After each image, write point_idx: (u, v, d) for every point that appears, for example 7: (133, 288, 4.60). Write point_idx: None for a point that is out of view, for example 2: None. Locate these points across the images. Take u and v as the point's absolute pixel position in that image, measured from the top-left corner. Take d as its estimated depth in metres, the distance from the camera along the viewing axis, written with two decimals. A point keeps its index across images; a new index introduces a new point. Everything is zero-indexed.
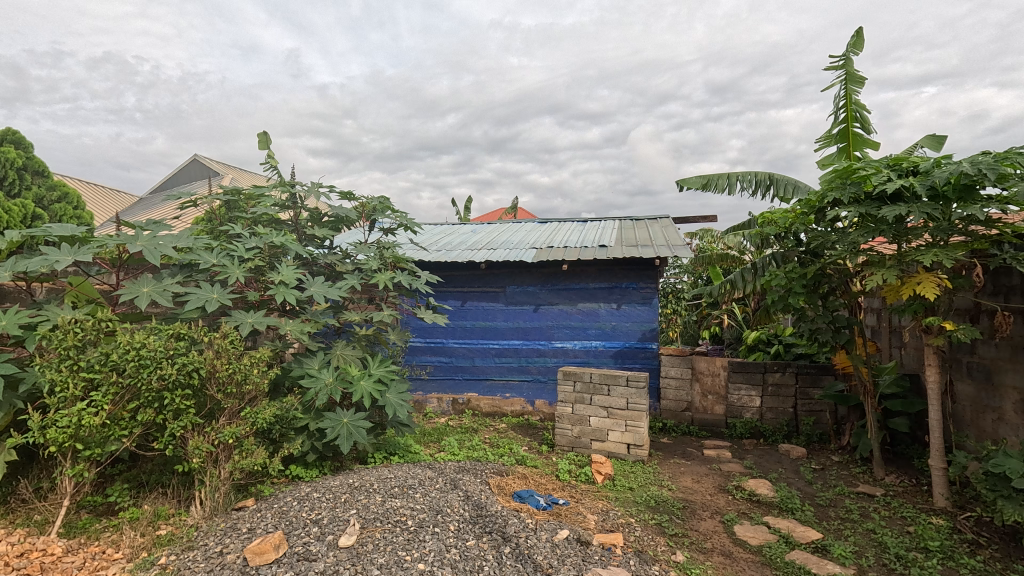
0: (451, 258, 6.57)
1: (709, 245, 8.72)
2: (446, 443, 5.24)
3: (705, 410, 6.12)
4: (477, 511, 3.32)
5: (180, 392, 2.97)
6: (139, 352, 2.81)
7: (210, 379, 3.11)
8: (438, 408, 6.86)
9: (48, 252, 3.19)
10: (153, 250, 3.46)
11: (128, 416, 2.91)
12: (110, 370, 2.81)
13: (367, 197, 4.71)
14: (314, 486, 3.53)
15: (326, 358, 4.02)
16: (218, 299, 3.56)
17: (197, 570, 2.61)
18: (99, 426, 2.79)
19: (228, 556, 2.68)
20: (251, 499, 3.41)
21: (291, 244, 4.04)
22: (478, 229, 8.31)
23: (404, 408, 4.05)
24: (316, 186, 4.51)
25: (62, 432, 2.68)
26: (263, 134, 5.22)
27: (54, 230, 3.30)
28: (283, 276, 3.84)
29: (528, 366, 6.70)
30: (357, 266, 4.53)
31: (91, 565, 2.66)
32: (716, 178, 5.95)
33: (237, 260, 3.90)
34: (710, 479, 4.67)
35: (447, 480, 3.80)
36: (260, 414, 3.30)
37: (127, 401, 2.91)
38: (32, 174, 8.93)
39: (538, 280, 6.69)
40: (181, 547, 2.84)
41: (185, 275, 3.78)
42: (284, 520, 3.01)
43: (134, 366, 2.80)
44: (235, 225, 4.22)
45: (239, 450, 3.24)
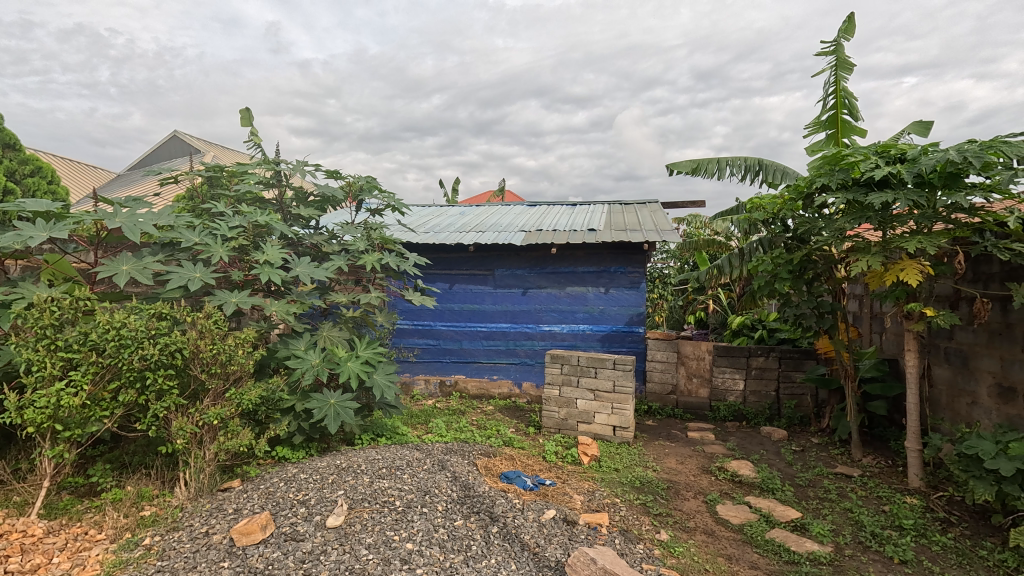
0: (439, 240, 6.51)
1: (696, 230, 8.78)
2: (434, 424, 5.26)
3: (689, 393, 6.21)
4: (465, 492, 3.34)
5: (163, 373, 2.91)
6: (120, 332, 2.74)
7: (194, 360, 3.05)
8: (425, 390, 6.86)
9: (22, 228, 3.06)
10: (132, 227, 3.35)
11: (109, 397, 2.84)
12: (90, 349, 2.74)
13: (354, 176, 4.62)
14: (301, 467, 3.51)
15: (312, 339, 3.98)
16: (201, 277, 3.46)
17: (183, 550, 2.59)
18: (78, 407, 2.72)
19: (214, 536, 2.67)
20: (237, 480, 3.38)
21: (276, 223, 3.94)
22: (467, 211, 8.25)
23: (391, 389, 4.02)
24: (302, 164, 4.41)
25: (40, 413, 2.61)
26: (246, 110, 5.08)
27: (28, 205, 3.18)
28: (267, 255, 3.76)
29: (516, 349, 6.71)
30: (344, 247, 4.47)
31: (73, 547, 2.63)
32: (705, 163, 5.95)
33: (220, 239, 3.79)
34: (694, 461, 4.76)
35: (435, 461, 3.81)
36: (245, 395, 3.24)
37: (107, 381, 2.83)
38: (3, 147, 8.59)
39: (526, 263, 6.67)
40: (165, 528, 2.81)
41: (166, 253, 3.68)
42: (271, 501, 2.99)
43: (115, 346, 2.73)
44: (217, 204, 4.11)
45: (224, 431, 3.20)
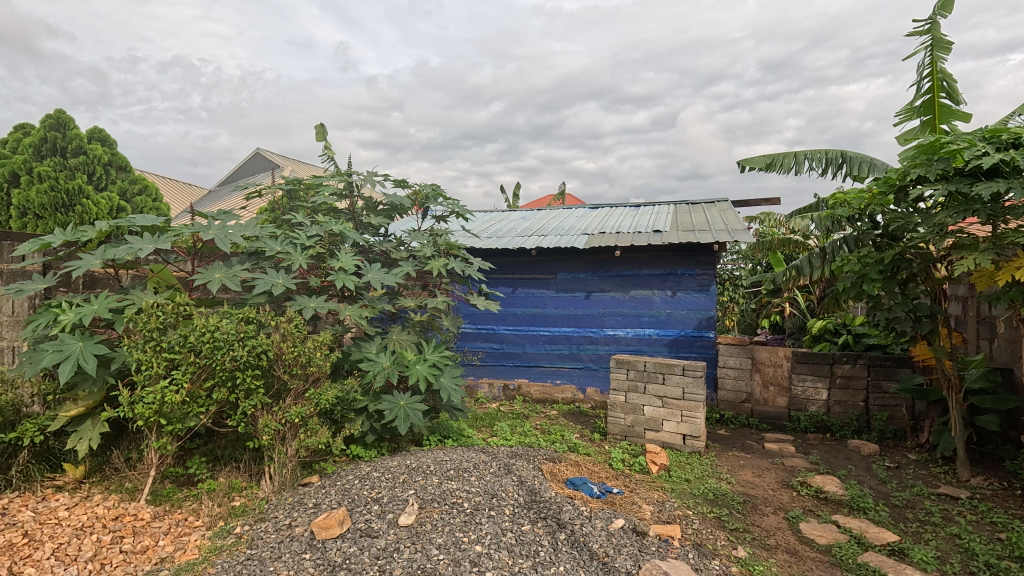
0: (502, 244, 6.56)
1: (770, 230, 8.30)
2: (498, 428, 5.29)
3: (765, 402, 5.86)
4: (531, 497, 3.32)
5: (250, 372, 3.12)
6: (214, 334, 2.97)
7: (277, 362, 3.25)
8: (489, 393, 6.93)
9: (132, 241, 3.38)
10: (223, 237, 3.63)
11: (205, 394, 3.07)
12: (188, 350, 2.98)
13: (420, 184, 4.76)
14: (373, 465, 3.64)
15: (383, 342, 4.13)
16: (284, 283, 3.68)
17: (269, 541, 2.75)
18: (179, 403, 2.97)
19: (297, 529, 2.82)
20: (316, 476, 3.55)
21: (349, 232, 4.13)
22: (528, 215, 8.27)
23: (457, 393, 4.09)
24: (372, 174, 4.59)
25: (148, 408, 2.87)
26: (320, 126, 5.37)
27: (137, 220, 3.51)
28: (342, 262, 3.95)
29: (579, 354, 6.63)
30: (411, 253, 4.61)
31: (175, 532, 2.87)
32: (781, 157, 5.61)
33: (300, 248, 4.02)
34: (772, 474, 4.47)
35: (501, 465, 3.83)
36: (323, 395, 3.41)
37: (203, 380, 3.07)
38: (117, 168, 9.59)
39: (589, 266, 6.58)
40: (254, 518, 3.00)
41: (252, 262, 3.93)
42: (347, 497, 3.12)
43: (209, 347, 2.96)
44: (297, 214, 4.36)
45: (304, 429, 3.37)
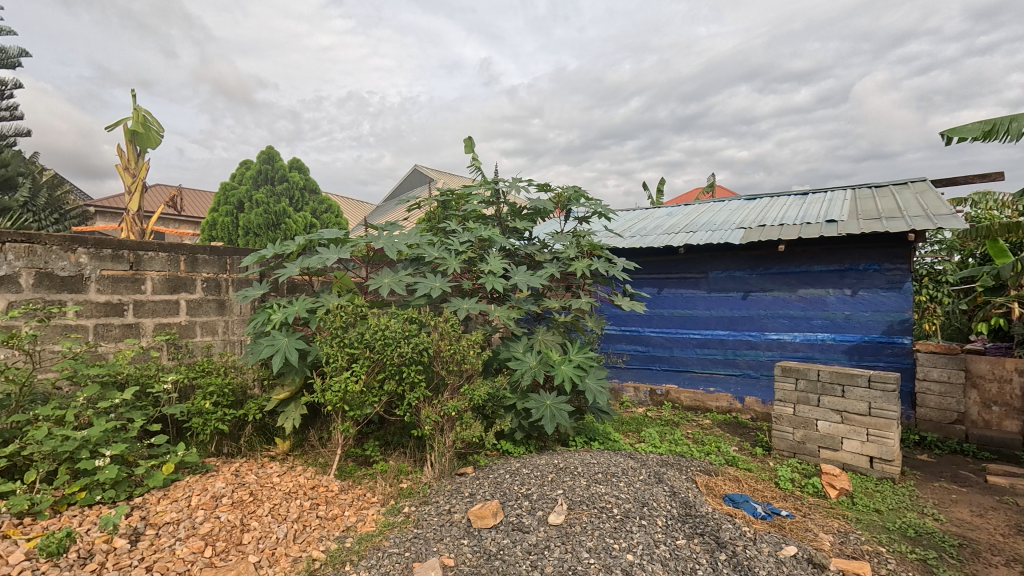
0: (647, 243, 6.31)
1: (987, 213, 6.73)
2: (646, 433, 5.08)
3: (986, 425, 4.74)
4: (685, 510, 3.12)
5: (414, 367, 3.42)
6: (384, 333, 3.32)
7: (436, 359, 3.54)
8: (635, 397, 6.70)
9: (322, 251, 3.93)
10: (390, 246, 4.07)
11: (378, 385, 3.43)
12: (364, 346, 3.36)
13: (562, 187, 4.80)
14: (523, 462, 3.76)
15: (529, 342, 4.25)
16: (440, 286, 4.00)
17: (432, 522, 2.99)
18: (359, 392, 3.35)
19: (455, 515, 3.03)
20: (470, 467, 3.77)
21: (497, 237, 4.33)
22: (674, 212, 7.84)
23: (603, 395, 4.02)
24: (516, 180, 4.75)
25: (335, 395, 3.28)
26: (468, 139, 5.74)
27: (325, 234, 4.06)
28: (491, 266, 4.15)
29: (736, 360, 6.08)
30: (555, 255, 4.67)
31: (357, 505, 3.23)
32: (1005, 122, 4.50)
33: (454, 253, 4.32)
34: (1001, 516, 3.59)
35: (651, 473, 3.67)
36: (476, 391, 3.61)
37: (376, 373, 3.43)
38: (310, 192, 11.37)
39: (747, 264, 6.01)
40: (418, 501, 3.30)
41: (414, 268, 4.32)
42: (499, 490, 3.26)
43: (381, 344, 3.31)
44: (450, 222, 4.69)
45: (460, 423, 3.60)
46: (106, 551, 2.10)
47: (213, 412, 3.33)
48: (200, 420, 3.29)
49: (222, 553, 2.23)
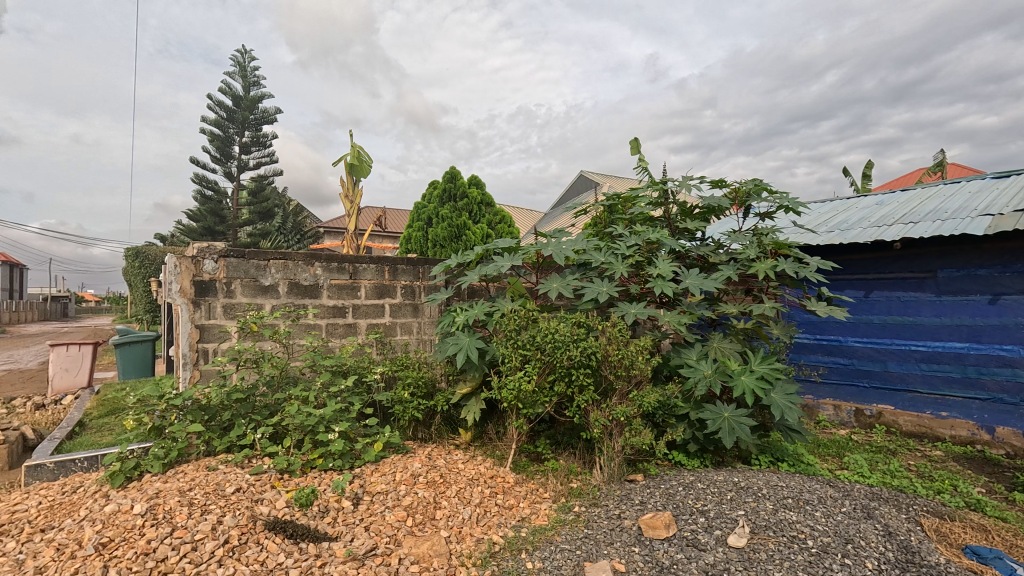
0: (849, 238, 5.44)
1: None
2: (851, 460, 4.37)
3: None
4: (906, 556, 2.61)
5: (583, 371, 3.42)
6: (554, 336, 3.39)
7: (604, 363, 3.51)
8: (835, 417, 5.75)
9: (498, 260, 4.21)
10: (558, 252, 4.17)
11: (548, 386, 3.49)
12: (535, 348, 3.46)
13: (740, 181, 4.42)
14: (698, 476, 3.55)
15: (703, 349, 4.00)
16: (607, 291, 3.99)
17: (602, 526, 2.98)
18: (531, 391, 3.44)
19: (625, 521, 2.97)
20: (640, 475, 3.67)
21: (666, 239, 4.17)
22: (886, 199, 6.61)
23: (794, 412, 3.56)
24: (687, 179, 4.51)
25: (510, 393, 3.42)
26: (635, 140, 5.63)
27: (500, 243, 4.31)
28: (660, 269, 4.03)
29: (981, 380, 4.89)
30: (732, 256, 4.33)
31: (530, 498, 3.12)
32: None
33: (621, 258, 4.27)
34: None
35: (858, 506, 3.14)
36: (646, 398, 3.51)
37: (546, 374, 3.49)
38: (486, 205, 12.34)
39: (995, 260, 4.81)
40: (588, 503, 3.30)
41: (581, 272, 4.36)
42: (672, 502, 3.13)
43: (551, 347, 3.39)
44: (617, 226, 4.65)
45: (629, 428, 3.54)
46: (336, 508, 2.58)
47: (411, 401, 3.85)
48: (401, 407, 3.83)
49: (420, 524, 2.57)
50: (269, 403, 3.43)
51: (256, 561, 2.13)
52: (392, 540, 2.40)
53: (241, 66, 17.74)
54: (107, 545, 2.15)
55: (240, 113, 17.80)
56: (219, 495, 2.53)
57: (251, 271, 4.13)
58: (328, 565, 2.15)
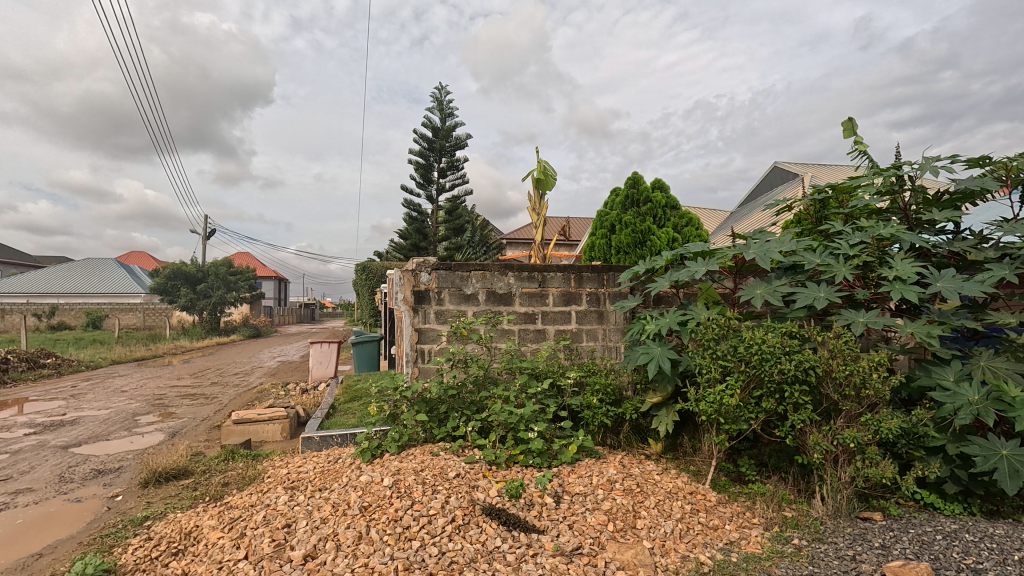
0: None
1: None
2: None
3: None
4: None
5: (798, 387, 3.04)
6: (760, 347, 3.06)
7: (826, 378, 3.06)
8: None
9: (691, 265, 3.93)
10: (763, 255, 3.69)
11: (754, 402, 3.16)
12: (738, 360, 3.16)
13: (1014, 156, 3.49)
14: (962, 525, 2.86)
15: (965, 368, 3.22)
16: (826, 296, 3.43)
17: (832, 565, 2.47)
18: (735, 406, 3.12)
19: (863, 564, 2.46)
20: (877, 513, 3.07)
21: (904, 234, 3.47)
22: None
23: None
24: (932, 159, 3.69)
25: (709, 406, 3.16)
26: (849, 120, 4.85)
27: (691, 247, 4.06)
28: (897, 270, 3.38)
29: None
30: (1005, 251, 3.42)
31: (738, 521, 2.88)
32: None
33: (842, 258, 3.67)
34: None
35: None
36: (884, 423, 2.90)
37: (752, 389, 3.17)
38: None
39: None
40: (811, 536, 2.78)
41: (790, 277, 3.84)
42: (927, 552, 2.57)
43: (757, 359, 3.06)
44: (834, 222, 4.01)
45: (861, 457, 2.96)
46: (541, 504, 2.74)
47: (600, 407, 3.86)
48: (590, 412, 3.86)
49: (622, 531, 2.59)
50: (476, 400, 3.81)
51: (479, 541, 2.39)
52: (596, 542, 2.46)
53: (439, 101, 20.20)
54: (367, 508, 2.64)
55: (438, 142, 20.23)
56: (443, 478, 2.91)
57: (457, 281, 4.66)
58: (540, 556, 2.31)
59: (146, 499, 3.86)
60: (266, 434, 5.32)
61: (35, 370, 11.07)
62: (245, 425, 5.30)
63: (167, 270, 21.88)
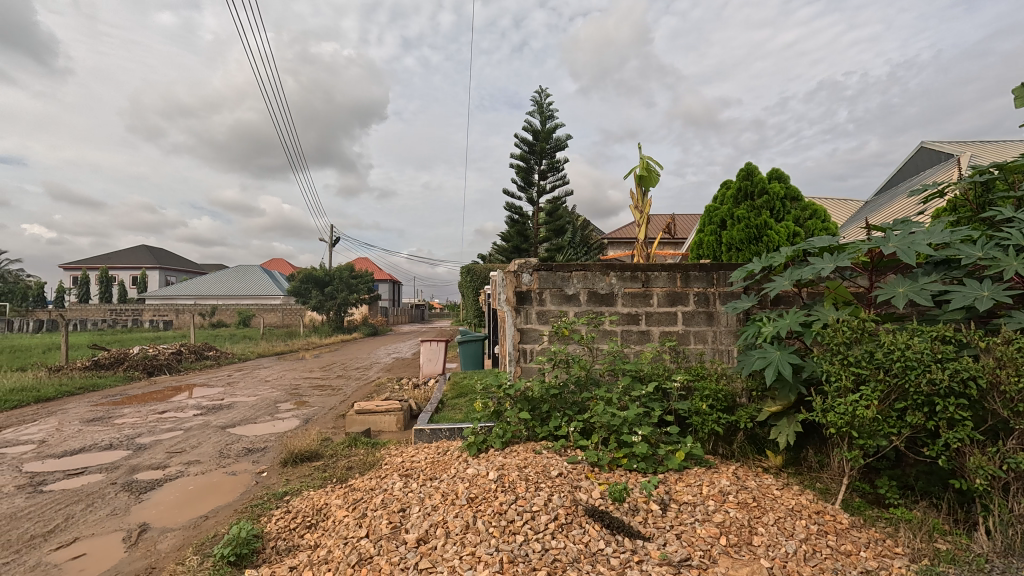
0: None
1: None
2: None
3: None
4: None
5: (955, 401, 2.61)
6: (905, 353, 2.69)
7: (992, 391, 2.59)
8: None
9: (815, 262, 3.57)
10: (906, 249, 3.23)
11: (896, 415, 2.79)
12: (876, 367, 2.81)
13: None
14: None
15: None
16: (992, 295, 2.91)
17: None
18: (872, 419, 2.77)
19: None
20: None
21: None
22: None
23: None
24: None
25: (840, 417, 2.84)
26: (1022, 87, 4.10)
27: (816, 242, 3.68)
28: None
29: None
30: None
31: (876, 549, 2.54)
32: None
33: (1013, 250, 3.09)
34: None
35: None
36: None
37: (894, 400, 2.80)
38: None
39: None
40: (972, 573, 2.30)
41: (942, 273, 3.32)
42: None
43: (900, 367, 2.70)
44: (1002, 208, 3.40)
45: None
46: (646, 510, 2.66)
47: (710, 413, 3.63)
48: (700, 419, 3.64)
49: (736, 546, 2.42)
50: (578, 401, 3.79)
51: (582, 541, 2.38)
52: (707, 555, 2.33)
53: (540, 105, 20.42)
54: (474, 499, 2.75)
55: (539, 145, 20.45)
56: (546, 476, 2.94)
57: (558, 282, 4.67)
58: (645, 563, 2.25)
59: (285, 476, 4.39)
60: (383, 425, 5.76)
61: (202, 361, 13.04)
62: (365, 415, 5.78)
63: (300, 275, 24.60)
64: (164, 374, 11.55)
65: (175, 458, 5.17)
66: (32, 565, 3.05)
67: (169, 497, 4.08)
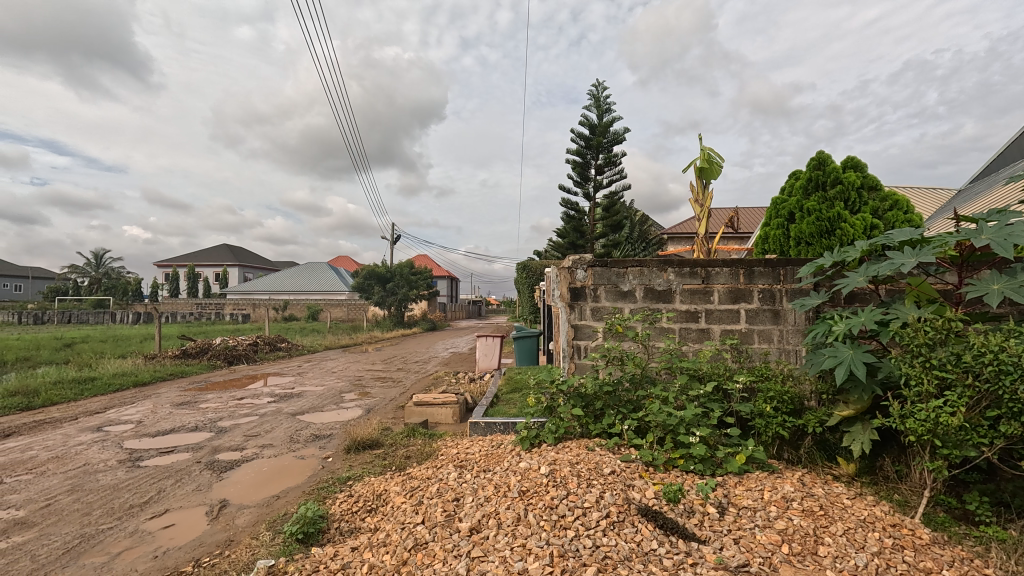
0: None
1: None
2: None
3: None
4: None
5: None
6: (999, 357, 2.45)
7: None
8: None
9: (894, 256, 3.30)
10: (1002, 241, 2.93)
11: (988, 424, 2.54)
12: (965, 371, 2.57)
13: None
14: None
15: None
16: None
17: None
18: (958, 428, 2.54)
19: None
20: None
21: None
22: None
23: None
24: None
25: (921, 425, 2.62)
26: None
27: (895, 235, 3.41)
28: None
29: None
30: None
31: (961, 568, 2.33)
32: None
33: None
34: None
35: None
36: None
37: (985, 407, 2.55)
38: None
39: None
40: None
41: None
42: None
43: (993, 371, 2.46)
44: None
45: None
46: (702, 512, 2.59)
47: (775, 416, 3.45)
48: (764, 421, 3.47)
49: (800, 555, 2.30)
50: (632, 399, 3.72)
51: (634, 540, 2.35)
52: (767, 563, 2.23)
53: (597, 99, 20.06)
54: (526, 492, 2.79)
55: (596, 140, 20.15)
56: (598, 473, 2.93)
57: (613, 278, 4.61)
58: (699, 566, 2.19)
59: (348, 462, 4.63)
60: (440, 416, 5.93)
61: (275, 352, 13.95)
62: (424, 407, 5.98)
63: (364, 272, 25.69)
64: (243, 363, 12.48)
65: (251, 441, 5.57)
66: (131, 531, 3.40)
67: (246, 477, 4.41)
